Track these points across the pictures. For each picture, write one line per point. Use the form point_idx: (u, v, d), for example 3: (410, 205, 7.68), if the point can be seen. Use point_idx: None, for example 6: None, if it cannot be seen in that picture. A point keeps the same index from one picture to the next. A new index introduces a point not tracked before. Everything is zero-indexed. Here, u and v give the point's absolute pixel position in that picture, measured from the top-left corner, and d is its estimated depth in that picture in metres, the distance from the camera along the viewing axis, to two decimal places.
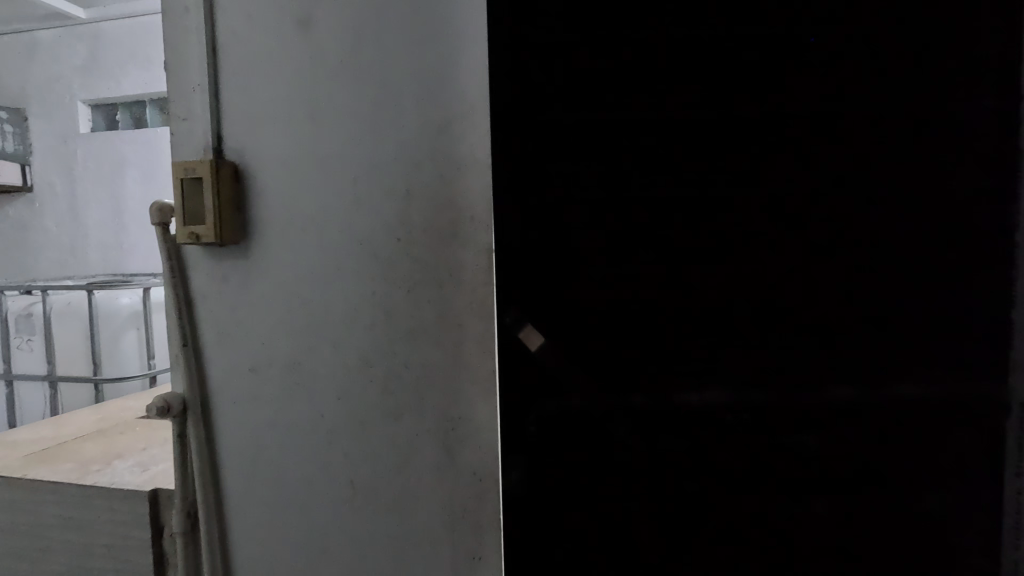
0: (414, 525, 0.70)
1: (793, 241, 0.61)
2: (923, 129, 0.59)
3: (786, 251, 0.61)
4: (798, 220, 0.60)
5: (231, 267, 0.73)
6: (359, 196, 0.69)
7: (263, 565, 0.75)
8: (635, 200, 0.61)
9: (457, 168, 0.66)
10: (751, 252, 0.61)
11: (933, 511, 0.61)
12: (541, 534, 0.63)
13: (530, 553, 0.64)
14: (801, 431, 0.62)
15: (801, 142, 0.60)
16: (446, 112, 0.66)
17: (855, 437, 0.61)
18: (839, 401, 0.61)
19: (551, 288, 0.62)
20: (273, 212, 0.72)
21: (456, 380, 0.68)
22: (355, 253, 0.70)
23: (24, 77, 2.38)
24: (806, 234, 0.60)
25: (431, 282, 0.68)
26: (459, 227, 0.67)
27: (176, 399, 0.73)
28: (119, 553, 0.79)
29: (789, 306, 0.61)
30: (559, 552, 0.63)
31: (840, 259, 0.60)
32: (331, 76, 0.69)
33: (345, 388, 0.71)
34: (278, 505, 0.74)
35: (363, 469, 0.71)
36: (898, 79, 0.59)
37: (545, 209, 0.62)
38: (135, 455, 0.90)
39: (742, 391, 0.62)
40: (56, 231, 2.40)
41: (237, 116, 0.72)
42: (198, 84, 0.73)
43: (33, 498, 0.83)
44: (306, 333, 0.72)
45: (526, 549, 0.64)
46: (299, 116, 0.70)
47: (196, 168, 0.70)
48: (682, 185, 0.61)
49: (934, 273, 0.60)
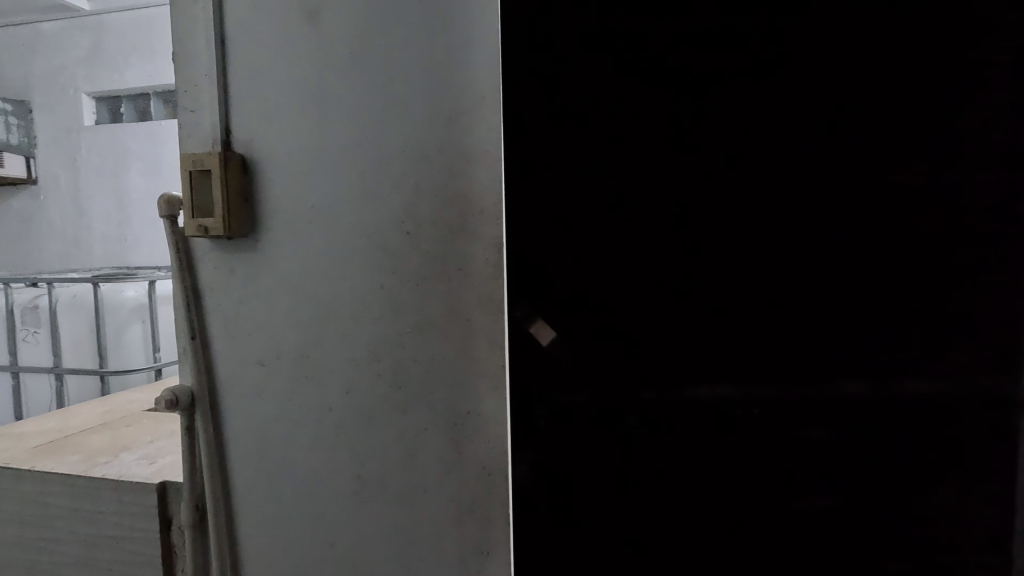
0: (422, 518, 0.70)
1: (805, 235, 0.60)
2: (940, 122, 0.58)
3: (798, 245, 0.60)
4: (811, 214, 0.60)
5: (239, 259, 0.73)
6: (366, 190, 0.69)
7: (270, 557, 0.75)
8: (646, 194, 0.62)
9: (467, 161, 0.65)
10: (763, 246, 0.60)
11: (938, 508, 0.61)
12: (549, 523, 0.65)
13: (539, 541, 0.65)
14: (810, 426, 0.61)
15: (816, 135, 0.59)
16: (454, 102, 0.65)
17: (864, 433, 0.61)
18: (850, 396, 0.61)
19: (560, 281, 0.64)
20: (280, 205, 0.71)
21: (464, 374, 0.67)
22: (363, 246, 0.70)
23: (27, 68, 2.38)
24: (819, 228, 0.60)
25: (440, 275, 0.68)
26: (469, 221, 0.66)
27: (184, 392, 0.73)
28: (128, 544, 0.79)
29: (800, 300, 0.61)
30: (567, 540, 0.64)
31: (854, 253, 0.60)
32: (339, 67, 0.69)
33: (353, 381, 0.71)
34: (286, 498, 0.74)
35: (371, 462, 0.71)
36: (916, 70, 0.58)
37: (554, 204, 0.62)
38: (142, 447, 0.90)
39: (752, 386, 0.62)
40: (60, 223, 2.40)
41: (244, 107, 0.72)
42: (206, 75, 0.72)
43: (41, 489, 0.83)
44: (313, 327, 0.72)
45: (535, 538, 0.65)
46: (306, 108, 0.70)
47: (203, 159, 0.69)
48: (695, 178, 0.61)
49: (948, 268, 0.59)
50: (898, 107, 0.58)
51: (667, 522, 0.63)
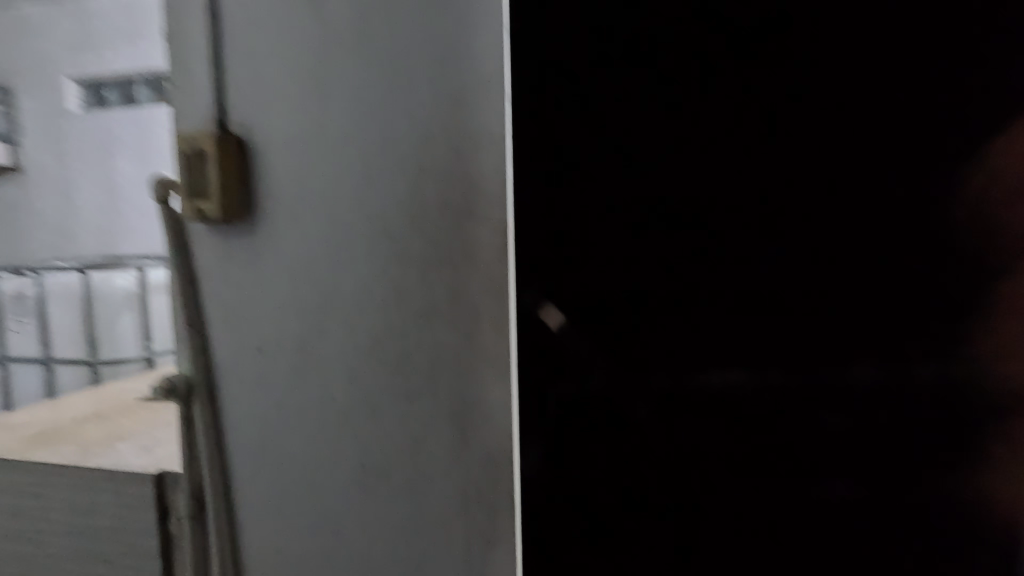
0: (427, 507, 0.69)
1: (837, 207, 0.54)
2: (1005, 76, 0.51)
3: (826, 219, 0.54)
4: (844, 184, 0.54)
5: (237, 244, 0.71)
6: (367, 173, 0.67)
7: (273, 548, 0.74)
8: (667, 169, 0.56)
9: (471, 144, 0.64)
10: (788, 221, 0.55)
11: (966, 525, 0.54)
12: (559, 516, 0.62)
13: (548, 534, 0.62)
14: (835, 416, 0.55)
15: (854, 94, 0.53)
16: (459, 83, 0.64)
17: (882, 429, 0.55)
18: (882, 385, 0.54)
19: (572, 263, 0.59)
20: (279, 188, 0.69)
21: (469, 360, 0.67)
22: (364, 232, 0.68)
23: (10, 52, 2.31)
24: (852, 199, 0.54)
25: (445, 261, 0.66)
26: (474, 205, 0.65)
27: (182, 381, 0.71)
28: (126, 537, 0.78)
29: (827, 278, 0.55)
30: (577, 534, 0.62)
31: (890, 226, 0.53)
32: (339, 45, 0.66)
33: (355, 369, 0.70)
34: (288, 488, 0.73)
35: (375, 451, 0.70)
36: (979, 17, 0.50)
37: (564, 182, 0.58)
38: (137, 437, 0.88)
39: (770, 372, 0.57)
40: (44, 210, 2.31)
41: (240, 87, 0.69)
42: (201, 53, 0.70)
43: (35, 480, 0.81)
44: (313, 314, 0.70)
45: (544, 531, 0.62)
46: (305, 88, 0.68)
47: (199, 141, 0.67)
48: (719, 150, 0.55)
49: (1007, 242, 0.52)
50: (946, 66, 0.51)
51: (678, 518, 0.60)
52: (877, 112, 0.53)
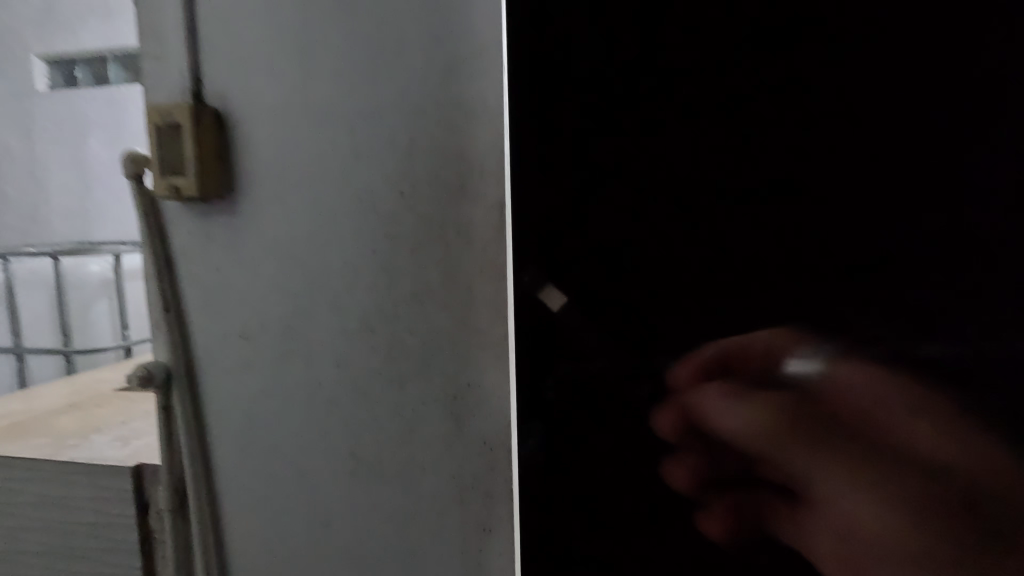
0: (420, 496, 0.67)
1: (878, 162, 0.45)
2: None
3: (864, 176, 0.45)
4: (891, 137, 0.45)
5: (216, 223, 0.67)
6: (355, 147, 0.63)
7: (259, 540, 0.71)
8: (689, 126, 0.48)
9: (467, 118, 0.61)
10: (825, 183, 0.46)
11: (938, 544, 0.48)
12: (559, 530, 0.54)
13: (549, 553, 0.54)
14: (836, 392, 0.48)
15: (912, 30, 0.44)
16: (452, 52, 0.60)
17: (888, 409, 0.47)
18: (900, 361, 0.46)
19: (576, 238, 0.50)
20: (260, 163, 0.65)
21: (464, 344, 0.64)
22: (353, 209, 0.64)
23: None
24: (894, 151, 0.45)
25: (438, 239, 0.63)
26: (471, 181, 0.62)
27: (160, 368, 0.67)
28: (103, 532, 0.74)
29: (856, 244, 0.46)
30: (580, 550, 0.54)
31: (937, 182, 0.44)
32: (325, 9, 0.62)
33: (345, 354, 0.67)
34: (275, 478, 0.70)
35: (366, 439, 0.67)
36: None
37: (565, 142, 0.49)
38: (115, 428, 0.84)
39: (771, 345, 0.49)
40: (15, 196, 2.24)
41: (217, 55, 0.65)
42: (175, 18, 0.65)
43: (5, 474, 0.77)
44: (299, 296, 0.67)
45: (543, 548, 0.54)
46: (288, 55, 0.64)
47: (172, 112, 0.62)
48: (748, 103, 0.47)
49: None
50: None
51: (689, 525, 0.52)
52: (944, 58, 0.44)
